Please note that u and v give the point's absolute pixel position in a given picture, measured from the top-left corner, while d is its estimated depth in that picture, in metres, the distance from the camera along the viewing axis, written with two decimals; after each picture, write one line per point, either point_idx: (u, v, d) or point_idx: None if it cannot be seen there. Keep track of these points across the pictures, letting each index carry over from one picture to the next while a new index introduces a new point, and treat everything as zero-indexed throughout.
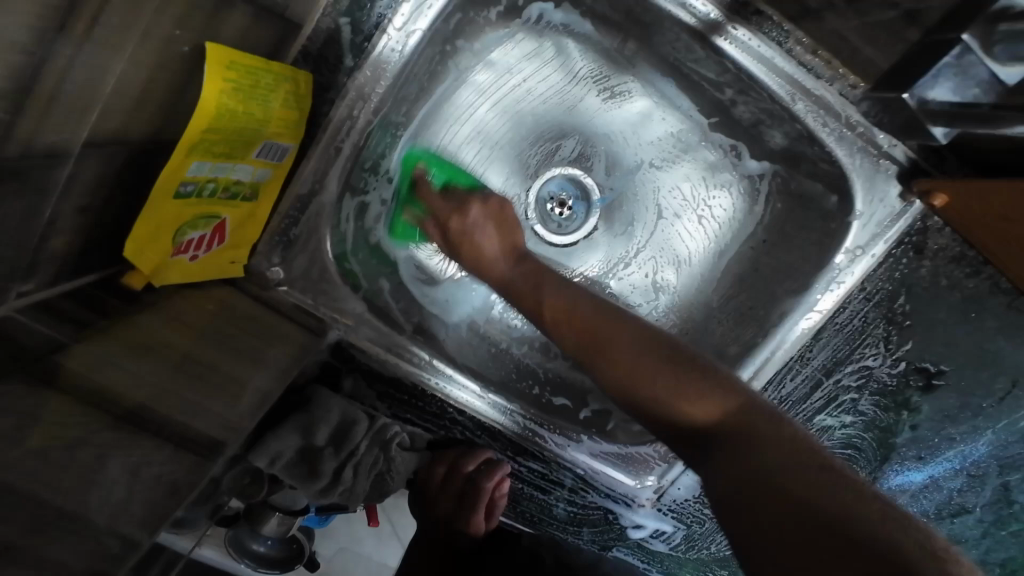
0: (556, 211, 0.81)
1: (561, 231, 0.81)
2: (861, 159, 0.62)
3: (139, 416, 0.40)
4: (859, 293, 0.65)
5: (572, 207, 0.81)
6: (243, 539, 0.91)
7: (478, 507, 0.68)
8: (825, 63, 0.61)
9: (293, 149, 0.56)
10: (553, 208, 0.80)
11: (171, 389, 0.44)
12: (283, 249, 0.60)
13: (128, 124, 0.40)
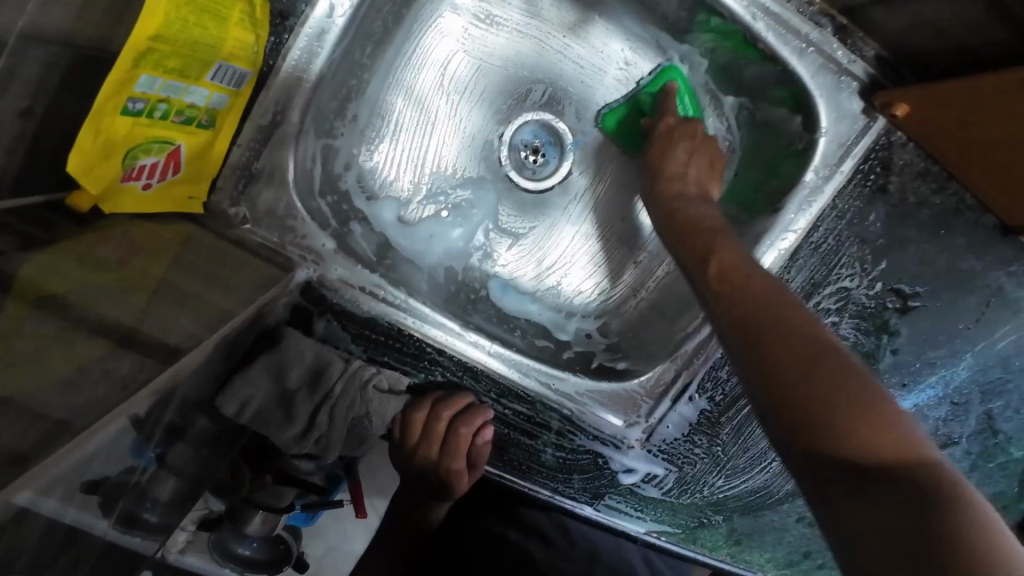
0: (530, 158, 0.80)
1: (536, 177, 0.80)
2: (822, 78, 0.62)
3: (98, 324, 0.38)
4: (830, 211, 0.66)
5: (544, 153, 0.80)
6: (226, 543, 0.89)
7: (462, 453, 0.66)
8: None
9: (251, 76, 0.55)
10: (526, 156, 0.80)
11: (130, 305, 0.41)
12: (245, 185, 0.59)
13: (73, 23, 0.39)
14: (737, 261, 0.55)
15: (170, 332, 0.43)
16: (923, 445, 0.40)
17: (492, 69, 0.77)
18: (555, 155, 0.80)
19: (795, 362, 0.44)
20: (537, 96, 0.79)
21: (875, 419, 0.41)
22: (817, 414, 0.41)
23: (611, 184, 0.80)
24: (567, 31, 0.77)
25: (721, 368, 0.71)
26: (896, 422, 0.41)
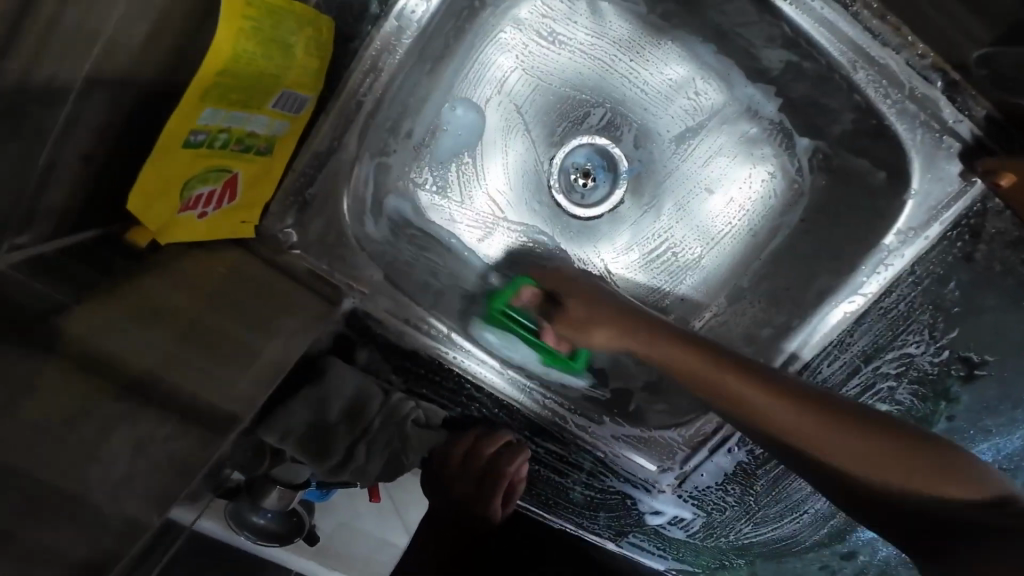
0: (580, 182, 0.77)
1: (584, 202, 0.77)
2: (924, 134, 0.57)
3: (141, 386, 0.38)
4: (907, 276, 0.61)
5: (595, 177, 0.77)
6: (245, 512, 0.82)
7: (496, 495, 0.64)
8: (892, 30, 0.56)
9: (312, 101, 0.52)
10: (577, 178, 0.77)
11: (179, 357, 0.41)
12: (298, 210, 0.57)
13: (135, 59, 0.36)
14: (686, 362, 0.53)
15: (215, 389, 0.41)
16: (881, 437, 0.47)
17: (551, 89, 0.74)
18: (605, 180, 0.77)
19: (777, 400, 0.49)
20: (595, 119, 0.76)
21: (929, 457, 0.46)
22: (835, 433, 0.47)
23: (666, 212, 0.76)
24: (635, 54, 0.73)
25: None
26: (872, 436, 0.47)
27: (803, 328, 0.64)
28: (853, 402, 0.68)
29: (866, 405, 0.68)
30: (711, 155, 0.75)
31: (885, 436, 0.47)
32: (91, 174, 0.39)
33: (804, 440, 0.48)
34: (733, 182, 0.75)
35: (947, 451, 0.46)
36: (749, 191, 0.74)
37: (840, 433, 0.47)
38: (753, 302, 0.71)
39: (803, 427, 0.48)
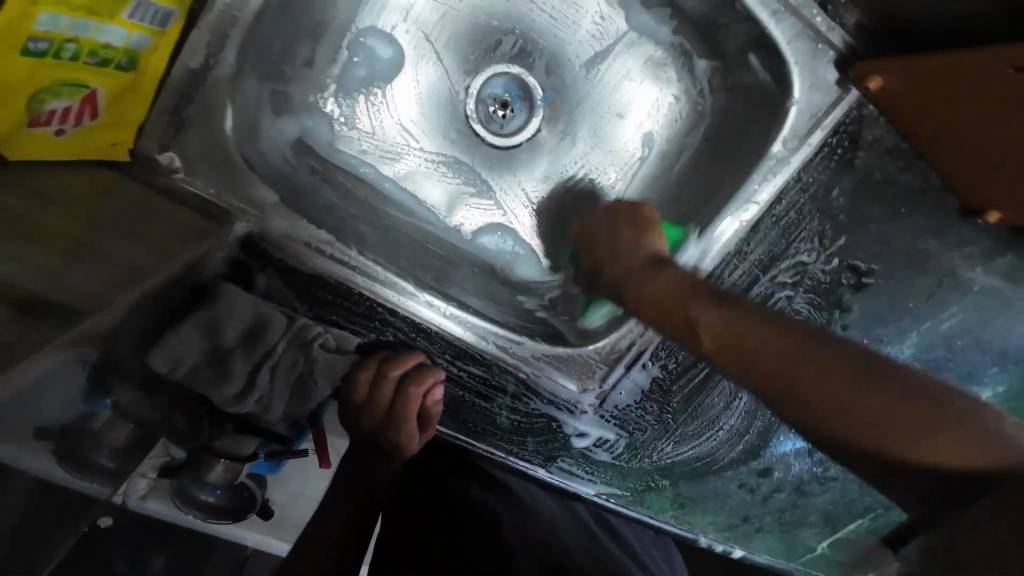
0: (498, 113, 0.81)
1: (503, 132, 0.81)
2: (800, 42, 0.60)
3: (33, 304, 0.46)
4: (794, 183, 0.64)
5: (512, 107, 0.81)
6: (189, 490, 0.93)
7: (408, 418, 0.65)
8: None
9: (178, 15, 0.49)
10: (495, 109, 0.81)
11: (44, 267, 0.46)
12: (174, 130, 0.55)
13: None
14: (778, 348, 0.50)
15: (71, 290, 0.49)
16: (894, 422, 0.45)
17: (459, 18, 0.76)
18: (523, 109, 0.81)
19: (883, 391, 0.46)
20: (506, 47, 0.79)
21: (956, 416, 0.45)
22: (915, 438, 0.45)
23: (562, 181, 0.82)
24: None
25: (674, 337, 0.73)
26: (959, 426, 0.44)
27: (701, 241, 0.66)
28: None
29: None
30: (620, 79, 0.78)
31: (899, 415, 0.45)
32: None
33: (857, 421, 0.46)
34: (618, 144, 0.80)
35: (979, 419, 0.45)
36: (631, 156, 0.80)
37: (882, 435, 0.46)
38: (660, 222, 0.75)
39: (843, 419, 0.47)
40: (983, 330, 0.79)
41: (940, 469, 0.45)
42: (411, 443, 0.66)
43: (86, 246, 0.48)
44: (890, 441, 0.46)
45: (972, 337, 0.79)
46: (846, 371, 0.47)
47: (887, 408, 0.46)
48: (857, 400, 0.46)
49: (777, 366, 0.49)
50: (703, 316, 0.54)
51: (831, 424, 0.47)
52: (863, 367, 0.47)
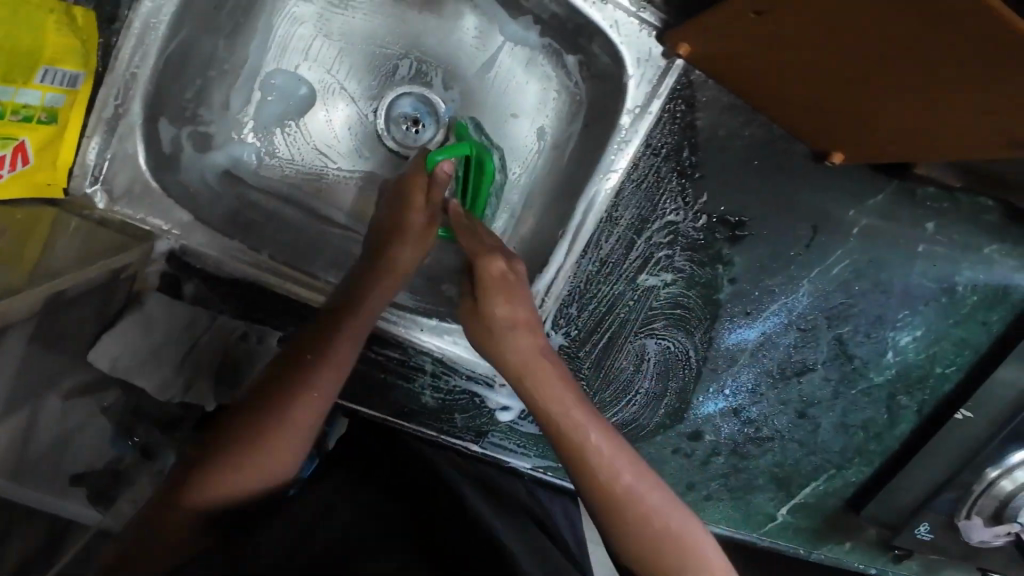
0: (410, 129, 0.86)
1: (416, 145, 0.86)
2: (624, 25, 0.68)
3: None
4: (645, 148, 0.71)
5: (423, 123, 0.86)
6: None
7: (360, 336, 0.67)
8: None
9: (85, 75, 0.63)
10: (407, 126, 0.86)
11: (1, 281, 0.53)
12: (100, 168, 0.66)
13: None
14: (549, 376, 0.63)
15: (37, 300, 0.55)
16: (600, 455, 0.60)
17: (355, 49, 0.83)
18: (432, 124, 0.86)
19: (601, 442, 0.60)
20: (404, 71, 0.85)
21: (620, 507, 0.59)
22: (588, 473, 0.60)
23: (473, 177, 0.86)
24: (422, 8, 0.83)
25: (570, 304, 0.77)
26: (622, 463, 0.60)
27: (577, 212, 0.72)
28: (640, 274, 0.76)
29: (652, 276, 0.76)
30: (508, 83, 0.85)
31: (581, 448, 0.60)
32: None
33: (570, 453, 0.60)
34: (516, 145, 0.85)
35: (650, 524, 0.59)
36: (541, 142, 0.85)
37: (590, 452, 0.60)
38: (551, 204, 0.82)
39: (564, 446, 0.61)
40: (881, 273, 0.83)
41: (594, 506, 0.60)
42: (396, 274, 0.70)
43: (39, 270, 0.58)
44: (584, 469, 0.60)
45: (869, 280, 0.83)
46: (559, 412, 0.61)
47: (570, 446, 0.60)
48: (578, 453, 0.60)
49: (545, 392, 0.62)
50: (503, 352, 0.65)
51: (558, 444, 0.61)
52: (589, 460, 0.60)
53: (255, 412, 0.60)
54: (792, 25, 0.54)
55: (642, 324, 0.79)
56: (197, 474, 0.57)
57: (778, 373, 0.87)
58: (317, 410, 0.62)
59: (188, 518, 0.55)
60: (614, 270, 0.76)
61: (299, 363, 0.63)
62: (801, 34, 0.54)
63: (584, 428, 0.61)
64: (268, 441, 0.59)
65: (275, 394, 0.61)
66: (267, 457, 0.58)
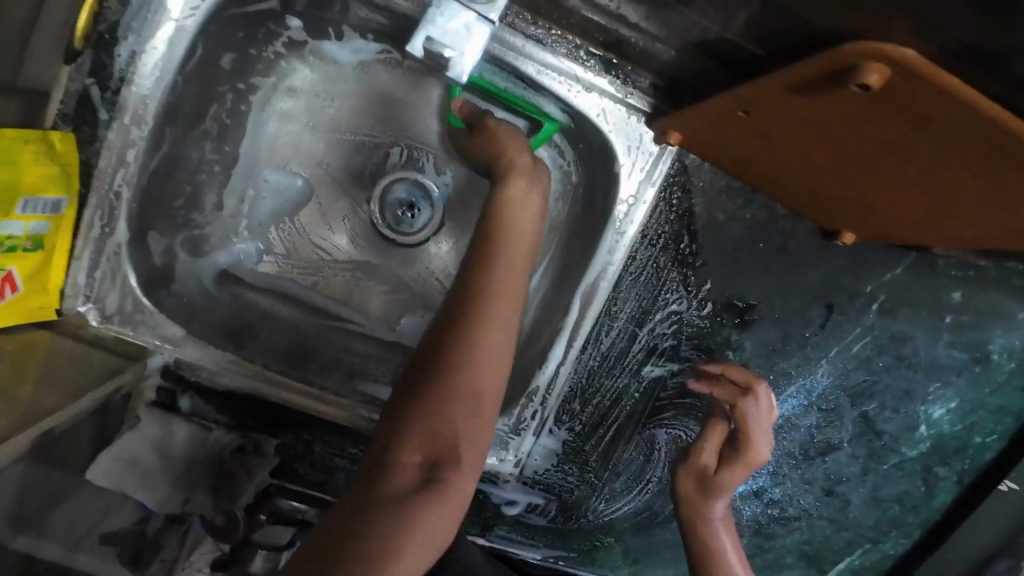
0: (407, 214, 0.85)
1: (413, 230, 0.85)
2: (611, 113, 0.65)
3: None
4: (642, 239, 0.70)
5: (418, 208, 0.85)
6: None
7: (515, 297, 0.54)
8: (548, 32, 0.63)
9: (69, 200, 0.61)
10: (404, 211, 0.85)
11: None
12: (88, 288, 0.66)
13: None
14: (715, 471, 0.69)
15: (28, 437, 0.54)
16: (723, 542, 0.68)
17: (347, 140, 0.83)
18: (427, 208, 0.85)
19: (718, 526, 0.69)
20: (396, 156, 0.85)
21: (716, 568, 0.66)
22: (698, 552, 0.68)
23: (471, 256, 0.87)
24: (411, 95, 0.82)
25: (572, 401, 0.78)
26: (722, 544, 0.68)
27: (574, 310, 0.71)
28: (645, 364, 0.77)
29: (657, 366, 0.77)
30: None
31: (710, 526, 0.69)
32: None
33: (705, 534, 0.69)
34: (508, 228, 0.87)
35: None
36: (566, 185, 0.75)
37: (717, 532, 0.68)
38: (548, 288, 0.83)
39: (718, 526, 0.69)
40: (902, 346, 0.77)
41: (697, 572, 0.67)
42: (525, 211, 0.59)
43: (30, 405, 0.57)
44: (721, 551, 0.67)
45: (892, 355, 0.77)
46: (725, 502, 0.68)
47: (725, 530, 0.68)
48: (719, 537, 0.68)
49: (706, 485, 0.69)
50: (710, 447, 0.70)
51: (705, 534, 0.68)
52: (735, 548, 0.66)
53: (412, 420, 0.48)
54: (783, 128, 0.49)
55: (649, 415, 0.80)
56: (394, 504, 0.45)
57: (801, 456, 0.82)
58: (473, 390, 0.50)
59: (429, 550, 0.45)
60: (618, 362, 0.77)
61: (433, 347, 0.51)
62: (792, 138, 0.50)
63: (698, 517, 0.69)
64: (441, 454, 0.48)
65: (411, 411, 0.49)
66: (451, 483, 0.47)
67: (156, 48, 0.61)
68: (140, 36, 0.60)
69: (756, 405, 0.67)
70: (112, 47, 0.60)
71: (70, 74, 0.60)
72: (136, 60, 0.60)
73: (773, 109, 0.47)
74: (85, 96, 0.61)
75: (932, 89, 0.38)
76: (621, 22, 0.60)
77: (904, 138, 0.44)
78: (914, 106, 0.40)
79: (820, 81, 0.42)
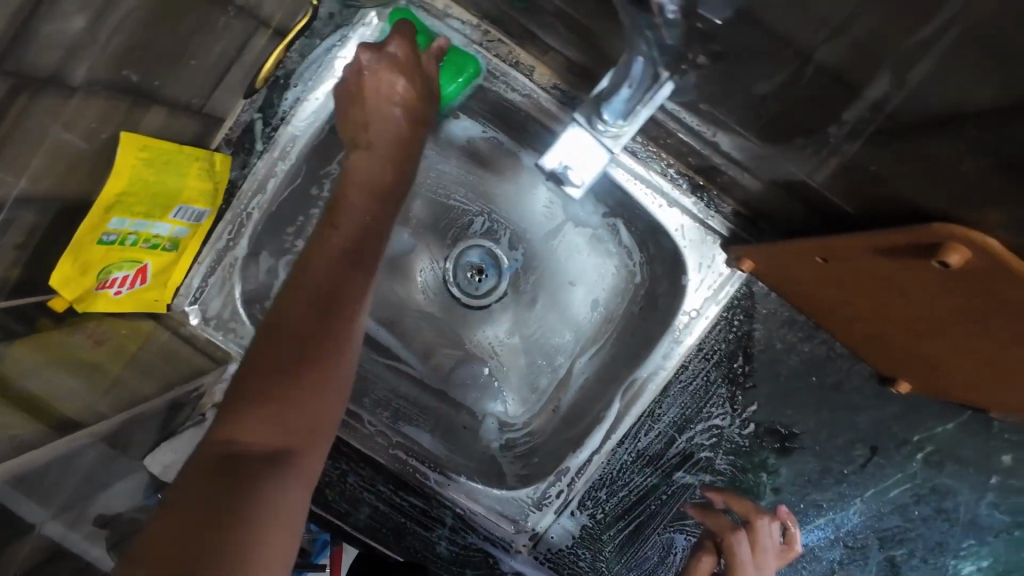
0: (475, 277, 0.95)
1: (478, 292, 0.94)
2: (689, 231, 0.72)
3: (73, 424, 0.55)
4: (698, 351, 0.74)
5: (487, 273, 0.94)
6: None
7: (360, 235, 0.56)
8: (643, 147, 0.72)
9: (211, 213, 0.70)
10: (472, 274, 0.95)
11: (88, 402, 0.59)
12: (200, 291, 0.74)
13: (65, 180, 0.53)
14: None
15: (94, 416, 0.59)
16: None
17: (440, 202, 0.93)
18: (495, 275, 0.95)
19: None
20: (477, 226, 0.94)
21: None
22: None
23: (526, 326, 0.94)
24: (506, 176, 0.91)
25: (599, 488, 0.79)
26: None
27: (610, 411, 0.76)
28: (677, 470, 0.77)
29: (690, 474, 0.77)
30: (570, 252, 0.92)
31: None
32: (35, 246, 0.54)
33: None
34: (561, 309, 0.92)
35: None
36: (628, 283, 0.88)
37: None
38: (596, 372, 0.88)
39: None
40: (943, 499, 0.78)
41: None
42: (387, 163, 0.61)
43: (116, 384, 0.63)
44: None
45: (930, 506, 0.78)
46: None
47: None
48: None
49: None
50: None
51: None
52: None
53: (274, 400, 0.45)
54: (858, 279, 0.56)
55: (672, 519, 0.79)
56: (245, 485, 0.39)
57: None
58: (339, 376, 0.48)
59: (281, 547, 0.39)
60: (650, 462, 0.77)
61: (295, 328, 0.48)
62: (869, 290, 0.57)
63: None
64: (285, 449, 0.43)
65: (241, 415, 0.43)
66: (293, 475, 0.42)
67: (318, 99, 0.72)
68: (307, 86, 0.71)
69: (742, 542, 0.70)
70: (282, 90, 0.72)
71: (244, 106, 0.71)
72: (300, 101, 0.72)
73: (854, 261, 0.54)
74: (250, 126, 0.71)
75: (1010, 276, 0.44)
76: (715, 151, 0.68)
77: (983, 311, 0.50)
78: (993, 286, 0.47)
79: (912, 250, 0.49)
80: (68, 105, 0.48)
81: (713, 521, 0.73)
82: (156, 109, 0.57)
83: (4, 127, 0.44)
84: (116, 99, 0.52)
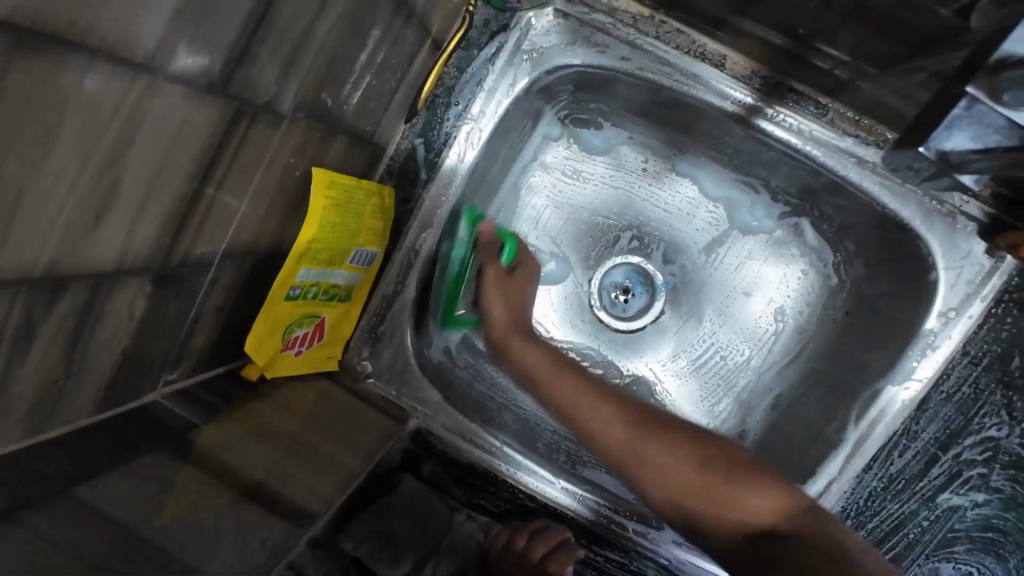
0: (620, 299, 0.84)
1: (627, 315, 0.83)
2: (937, 218, 0.62)
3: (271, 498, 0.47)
4: (961, 357, 0.63)
5: (633, 294, 0.83)
6: None
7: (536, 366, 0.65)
8: (869, 130, 0.64)
9: (379, 255, 0.65)
10: (617, 296, 0.84)
11: (278, 469, 0.50)
12: (372, 343, 0.69)
13: (263, 230, 0.48)
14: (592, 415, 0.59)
15: (298, 490, 0.50)
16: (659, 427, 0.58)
17: (582, 219, 0.83)
18: (647, 296, 0.83)
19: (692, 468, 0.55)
20: (624, 242, 0.84)
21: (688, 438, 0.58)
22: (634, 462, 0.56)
23: (695, 348, 0.82)
24: (656, 179, 0.82)
25: (843, 522, 0.66)
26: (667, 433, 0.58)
27: (849, 436, 0.65)
28: (941, 492, 0.65)
29: (958, 495, 0.65)
30: (741, 260, 0.81)
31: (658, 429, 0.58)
32: (232, 311, 0.50)
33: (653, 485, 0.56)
34: (738, 324, 0.81)
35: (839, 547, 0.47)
36: (826, 287, 0.77)
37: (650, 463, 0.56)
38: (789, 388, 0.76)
39: (650, 448, 0.56)
40: None
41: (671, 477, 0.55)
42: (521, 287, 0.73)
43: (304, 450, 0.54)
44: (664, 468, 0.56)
45: None
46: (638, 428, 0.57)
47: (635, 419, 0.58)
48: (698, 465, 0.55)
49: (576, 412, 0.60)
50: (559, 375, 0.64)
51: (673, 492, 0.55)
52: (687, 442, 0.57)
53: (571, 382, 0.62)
54: None
55: (937, 547, 0.66)
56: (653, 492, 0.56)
57: None
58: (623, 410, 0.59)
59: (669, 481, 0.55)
60: (907, 486, 0.65)
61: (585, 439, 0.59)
62: None
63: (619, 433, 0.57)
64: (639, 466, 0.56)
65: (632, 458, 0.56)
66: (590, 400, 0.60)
67: (481, 122, 0.66)
68: (465, 105, 0.66)
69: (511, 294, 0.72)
70: (442, 110, 0.67)
71: (403, 133, 0.66)
72: (461, 122, 0.66)
73: None
74: (410, 155, 0.67)
75: None
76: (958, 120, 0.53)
77: None
78: None
79: None
80: (275, 139, 0.44)
81: (609, 397, 0.61)
82: (339, 141, 0.53)
83: (221, 168, 0.39)
84: (313, 127, 0.48)
